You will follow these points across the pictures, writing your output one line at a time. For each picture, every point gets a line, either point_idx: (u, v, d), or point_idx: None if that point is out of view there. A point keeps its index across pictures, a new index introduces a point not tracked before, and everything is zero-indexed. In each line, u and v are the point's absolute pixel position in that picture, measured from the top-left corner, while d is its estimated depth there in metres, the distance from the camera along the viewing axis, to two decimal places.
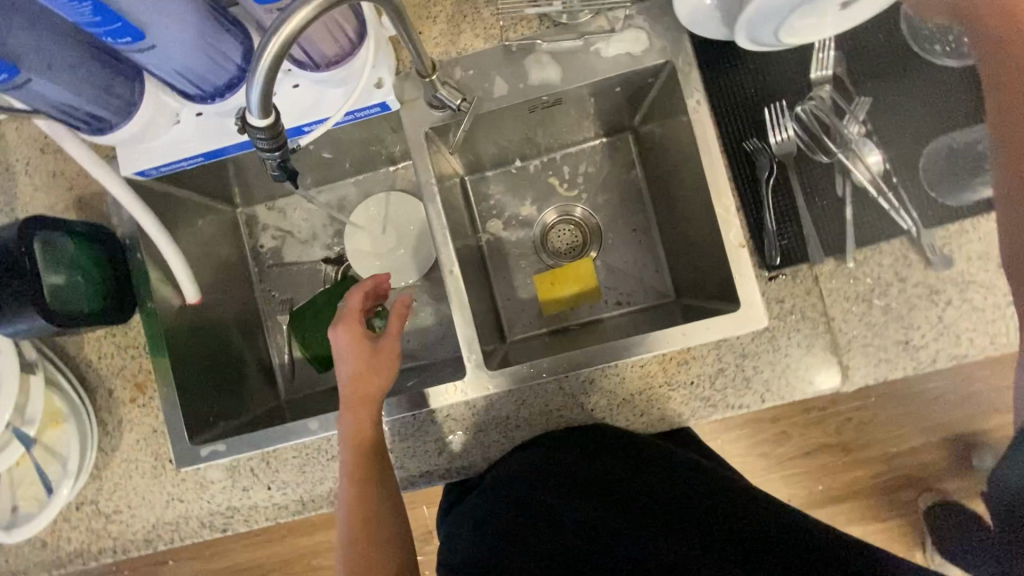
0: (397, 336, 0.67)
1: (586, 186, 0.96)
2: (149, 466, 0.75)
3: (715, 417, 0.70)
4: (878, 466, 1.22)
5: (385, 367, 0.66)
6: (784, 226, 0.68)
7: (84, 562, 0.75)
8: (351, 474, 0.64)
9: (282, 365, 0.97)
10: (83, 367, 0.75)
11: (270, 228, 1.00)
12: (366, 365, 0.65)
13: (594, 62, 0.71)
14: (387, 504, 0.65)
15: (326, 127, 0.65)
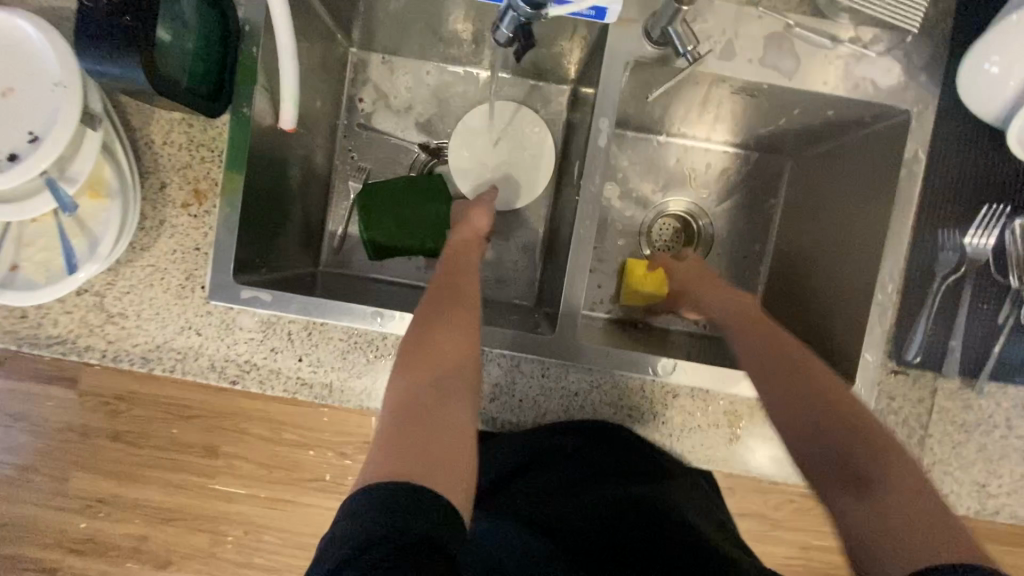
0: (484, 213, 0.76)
1: (718, 192, 0.88)
2: (176, 283, 0.65)
3: (773, 478, 0.67)
4: None
5: (472, 255, 0.68)
6: (934, 326, 0.65)
7: (64, 353, 0.66)
8: (434, 327, 0.55)
9: (332, 233, 0.88)
10: (142, 146, 0.64)
11: (375, 84, 0.88)
12: (453, 252, 0.68)
13: (835, 73, 0.63)
14: (464, 370, 0.53)
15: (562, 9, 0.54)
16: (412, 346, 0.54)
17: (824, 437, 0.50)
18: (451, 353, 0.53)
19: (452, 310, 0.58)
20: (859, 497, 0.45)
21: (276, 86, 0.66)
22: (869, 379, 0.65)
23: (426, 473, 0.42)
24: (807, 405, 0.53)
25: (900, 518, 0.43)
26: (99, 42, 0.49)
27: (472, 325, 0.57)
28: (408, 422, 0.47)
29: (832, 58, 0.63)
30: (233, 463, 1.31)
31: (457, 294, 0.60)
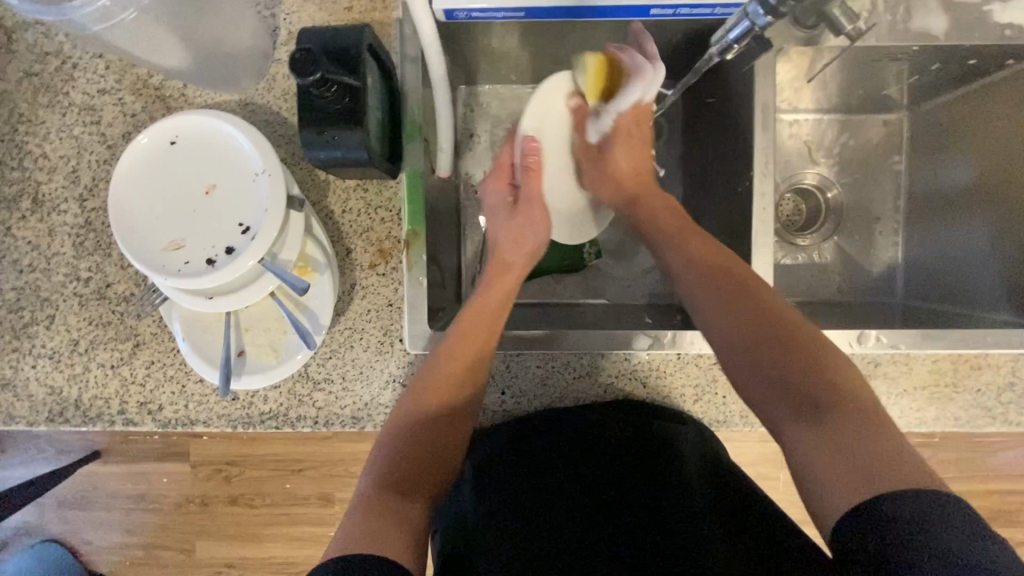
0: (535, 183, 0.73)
1: (837, 160, 0.89)
2: (375, 341, 0.68)
3: (986, 430, 0.67)
4: None
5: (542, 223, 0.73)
6: None
7: (277, 426, 0.69)
8: (433, 387, 0.61)
9: (470, 267, 0.90)
10: (324, 216, 0.66)
11: (486, 116, 0.90)
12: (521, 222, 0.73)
13: (975, 24, 0.66)
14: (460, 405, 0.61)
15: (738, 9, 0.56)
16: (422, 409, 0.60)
17: (787, 381, 0.52)
18: (424, 437, 0.58)
19: (452, 367, 0.62)
20: (813, 424, 0.49)
21: (434, 136, 0.69)
22: None
23: (375, 538, 0.49)
24: (755, 344, 0.55)
25: (834, 461, 0.46)
26: (325, 126, 0.51)
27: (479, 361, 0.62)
28: (376, 497, 0.53)
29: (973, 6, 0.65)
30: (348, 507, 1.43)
31: (463, 355, 0.62)
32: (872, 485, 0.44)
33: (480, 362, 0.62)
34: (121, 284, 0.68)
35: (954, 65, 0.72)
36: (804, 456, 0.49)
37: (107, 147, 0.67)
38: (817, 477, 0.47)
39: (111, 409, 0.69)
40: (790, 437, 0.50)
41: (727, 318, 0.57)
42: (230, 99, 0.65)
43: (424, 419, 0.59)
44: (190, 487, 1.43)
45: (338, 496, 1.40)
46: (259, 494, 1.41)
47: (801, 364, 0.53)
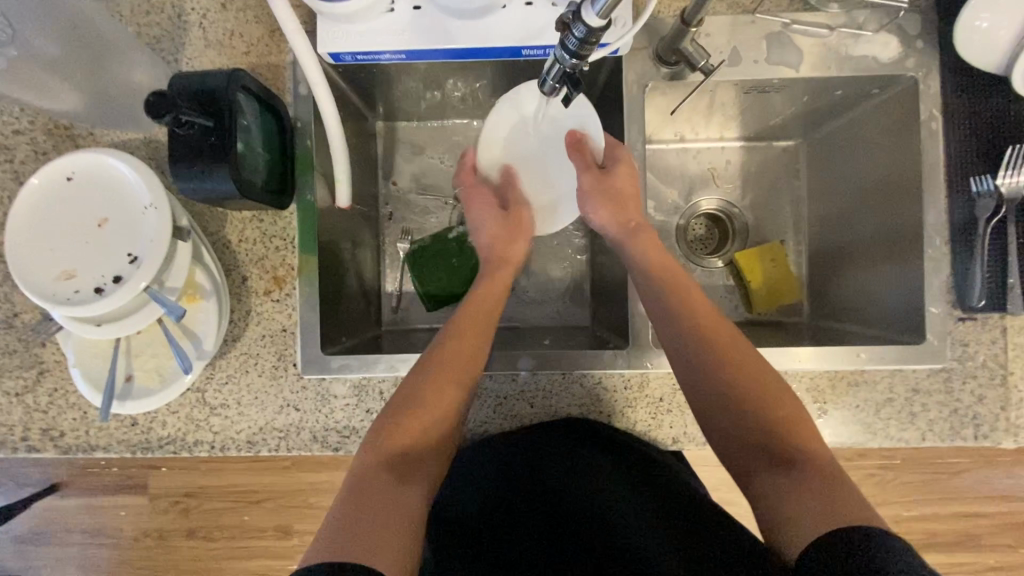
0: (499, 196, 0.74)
1: (741, 185, 0.92)
2: (270, 366, 0.70)
3: (869, 446, 0.68)
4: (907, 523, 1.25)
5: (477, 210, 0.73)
6: (990, 268, 0.67)
7: (174, 451, 0.70)
8: (426, 403, 0.59)
9: (390, 293, 0.92)
10: (220, 246, 0.70)
11: (405, 149, 0.94)
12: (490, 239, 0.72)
13: (834, 58, 0.69)
14: (447, 425, 0.60)
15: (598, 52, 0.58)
16: (408, 427, 0.58)
17: (754, 423, 0.55)
18: (409, 448, 0.57)
19: (443, 380, 0.61)
20: (789, 473, 0.51)
21: (330, 169, 0.72)
22: (936, 330, 0.67)
23: (361, 538, 0.49)
24: (750, 424, 0.55)
25: (801, 498, 0.48)
26: (192, 161, 0.54)
27: (474, 364, 0.63)
28: (367, 490, 0.53)
29: (830, 41, 0.68)
30: (306, 540, 1.43)
31: (462, 372, 0.62)
32: (834, 519, 0.45)
33: (468, 378, 0.62)
34: (28, 313, 0.71)
35: (824, 96, 0.76)
36: (777, 509, 0.49)
37: (19, 184, 0.71)
38: (780, 521, 0.49)
39: (14, 437, 0.71)
40: (763, 481, 0.52)
41: (722, 385, 0.57)
42: (134, 138, 0.69)
43: (410, 433, 0.58)
44: (142, 521, 1.42)
45: (296, 527, 1.41)
46: (218, 526, 1.42)
47: (773, 426, 0.54)
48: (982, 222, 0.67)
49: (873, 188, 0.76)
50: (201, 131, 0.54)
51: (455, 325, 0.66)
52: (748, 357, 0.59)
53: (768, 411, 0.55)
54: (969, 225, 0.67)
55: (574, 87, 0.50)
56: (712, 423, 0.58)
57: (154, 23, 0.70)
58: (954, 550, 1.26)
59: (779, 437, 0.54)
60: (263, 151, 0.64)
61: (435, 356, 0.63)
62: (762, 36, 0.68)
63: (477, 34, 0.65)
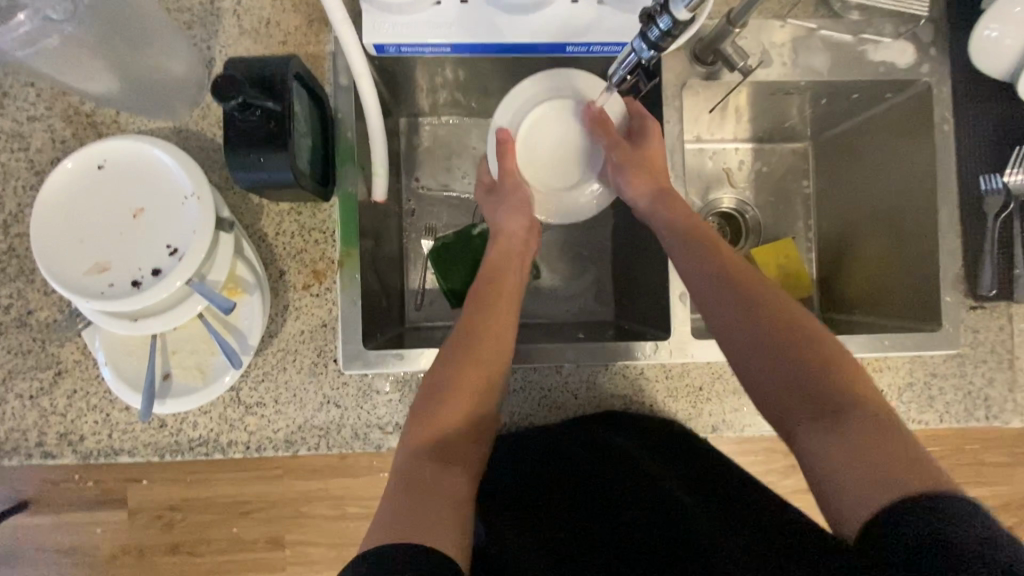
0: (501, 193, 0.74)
1: (755, 184, 0.96)
2: (309, 362, 0.68)
3: None
4: None
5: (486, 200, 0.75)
6: (997, 261, 0.72)
7: (206, 453, 0.67)
8: (460, 387, 0.59)
9: (413, 290, 0.91)
10: (257, 239, 0.68)
11: (427, 145, 0.93)
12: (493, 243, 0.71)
13: (856, 62, 0.73)
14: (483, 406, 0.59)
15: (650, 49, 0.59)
16: (436, 412, 0.57)
17: (796, 376, 0.53)
18: (448, 429, 0.57)
19: (472, 363, 0.60)
20: (836, 433, 0.49)
21: (368, 161, 0.71)
22: (952, 318, 0.71)
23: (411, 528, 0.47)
24: (799, 377, 0.53)
25: (851, 457, 0.47)
26: (250, 148, 0.53)
27: (506, 340, 0.63)
28: (410, 474, 0.53)
29: (852, 47, 0.73)
30: (300, 550, 1.38)
31: (485, 355, 0.61)
32: (887, 482, 0.45)
33: (494, 363, 0.61)
34: (44, 311, 0.67)
35: (841, 99, 0.80)
36: (824, 467, 0.49)
37: (35, 174, 0.67)
38: (832, 486, 0.48)
39: (28, 443, 0.66)
40: (808, 439, 0.51)
41: (767, 346, 0.55)
42: (164, 127, 0.67)
43: (453, 419, 0.57)
44: (122, 538, 1.34)
45: (289, 537, 1.36)
46: (206, 540, 1.35)
47: (820, 378, 0.52)
48: (988, 216, 0.73)
49: (885, 185, 0.81)
50: (260, 119, 0.53)
51: (482, 299, 0.66)
52: (788, 307, 0.57)
53: (810, 361, 0.53)
54: (977, 219, 0.73)
55: (647, 77, 0.52)
56: (752, 381, 0.56)
57: (185, 8, 0.68)
58: None
59: (833, 391, 0.51)
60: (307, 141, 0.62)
61: (462, 341, 0.62)
62: (790, 40, 0.72)
63: (525, 29, 0.66)
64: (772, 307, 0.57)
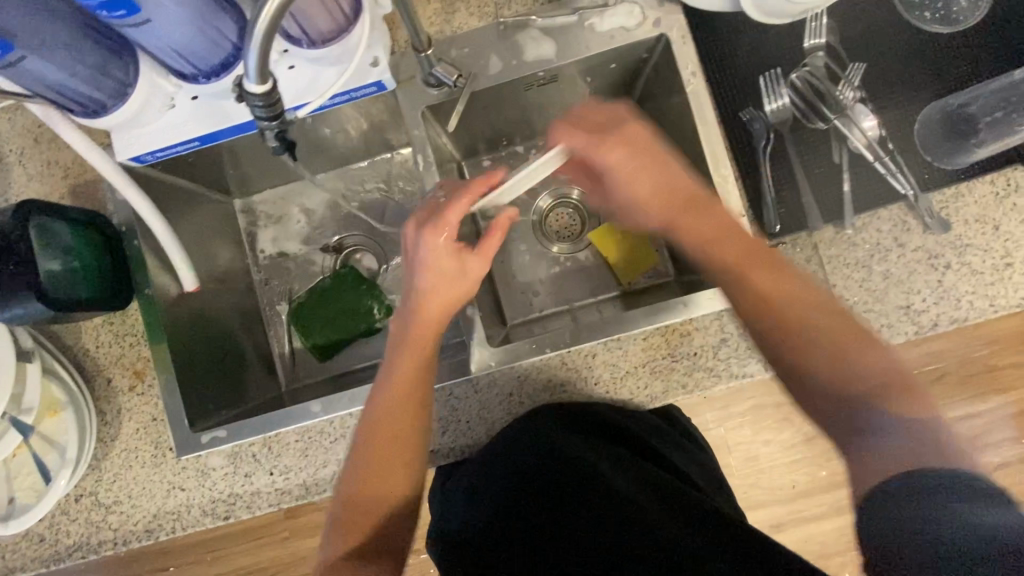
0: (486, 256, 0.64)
1: None
2: (149, 455, 0.74)
3: (717, 389, 0.70)
4: None
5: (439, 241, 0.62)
6: (779, 195, 0.69)
7: (83, 556, 0.74)
8: (370, 479, 0.62)
9: (282, 354, 0.95)
10: (80, 357, 0.74)
11: (266, 216, 0.99)
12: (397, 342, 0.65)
13: (589, 38, 0.72)
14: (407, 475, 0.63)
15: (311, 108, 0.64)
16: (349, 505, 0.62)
17: (854, 390, 0.53)
18: (397, 503, 0.62)
19: (385, 452, 0.62)
20: (875, 437, 0.49)
21: (164, 260, 0.77)
22: None
23: None
24: (875, 382, 0.52)
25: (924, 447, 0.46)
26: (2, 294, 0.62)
27: (411, 404, 0.63)
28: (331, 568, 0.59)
29: (581, 26, 0.72)
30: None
31: (400, 439, 0.62)
32: (891, 465, 0.46)
33: (405, 437, 0.62)
34: None
35: (605, 72, 0.80)
36: (875, 465, 0.47)
37: None
38: (874, 467, 0.47)
39: None
40: (857, 452, 0.50)
41: (789, 350, 0.57)
42: None
43: (367, 510, 0.61)
44: None
45: None
46: None
47: (892, 395, 0.51)
48: (755, 151, 0.70)
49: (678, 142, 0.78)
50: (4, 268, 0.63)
51: (411, 385, 0.63)
52: (794, 295, 0.58)
53: (867, 363, 0.53)
54: (751, 156, 0.70)
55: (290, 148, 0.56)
56: (812, 391, 0.55)
57: None
58: None
59: (867, 400, 0.52)
60: (85, 277, 0.68)
61: (368, 433, 0.62)
62: (514, 38, 0.72)
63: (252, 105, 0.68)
64: (824, 315, 0.57)
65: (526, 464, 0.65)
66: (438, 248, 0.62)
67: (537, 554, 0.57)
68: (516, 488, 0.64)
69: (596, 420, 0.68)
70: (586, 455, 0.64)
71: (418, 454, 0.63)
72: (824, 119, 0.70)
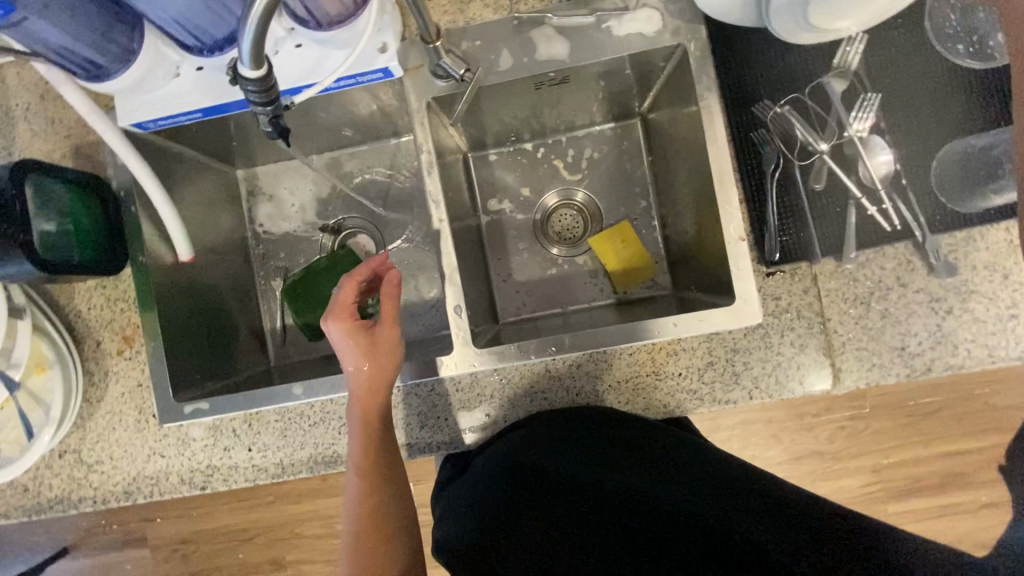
0: (392, 322, 0.66)
1: (590, 170, 0.94)
2: (133, 419, 0.75)
3: (699, 412, 0.69)
4: (870, 471, 1.25)
5: (345, 322, 0.64)
6: (783, 221, 0.68)
7: (64, 510, 0.76)
8: (364, 542, 0.63)
9: (274, 329, 0.95)
10: (71, 317, 0.75)
11: (270, 190, 0.99)
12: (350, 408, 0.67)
13: (605, 41, 0.70)
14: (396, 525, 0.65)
15: (311, 91, 0.63)
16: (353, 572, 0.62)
17: None
18: (401, 559, 0.64)
19: (371, 511, 0.65)
20: None
21: (161, 228, 0.77)
22: (746, 291, 0.66)
23: None
24: None
25: None
26: None
27: (373, 463, 0.66)
28: None
29: (598, 27, 0.70)
30: (299, 568, 1.50)
31: (378, 497, 0.65)
32: None
33: (383, 493, 0.66)
34: None
35: (620, 76, 0.78)
36: None
37: None
38: None
39: None
40: None
41: None
42: None
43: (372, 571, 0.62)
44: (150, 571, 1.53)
45: (288, 558, 1.50)
46: (215, 567, 1.52)
47: None
48: (765, 174, 0.68)
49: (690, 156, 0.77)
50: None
51: (370, 447, 0.66)
52: None
53: None
54: (760, 178, 0.68)
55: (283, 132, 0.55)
56: None
57: None
58: (922, 492, 1.24)
59: None
60: (78, 240, 0.70)
61: (354, 499, 0.65)
62: (527, 35, 0.71)
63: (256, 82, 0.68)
64: None
65: (535, 479, 0.66)
66: (346, 334, 0.64)
67: (564, 568, 0.58)
68: (534, 495, 0.65)
69: (593, 423, 0.67)
70: (619, 454, 0.66)
71: (398, 504, 0.67)
72: (812, 148, 0.68)
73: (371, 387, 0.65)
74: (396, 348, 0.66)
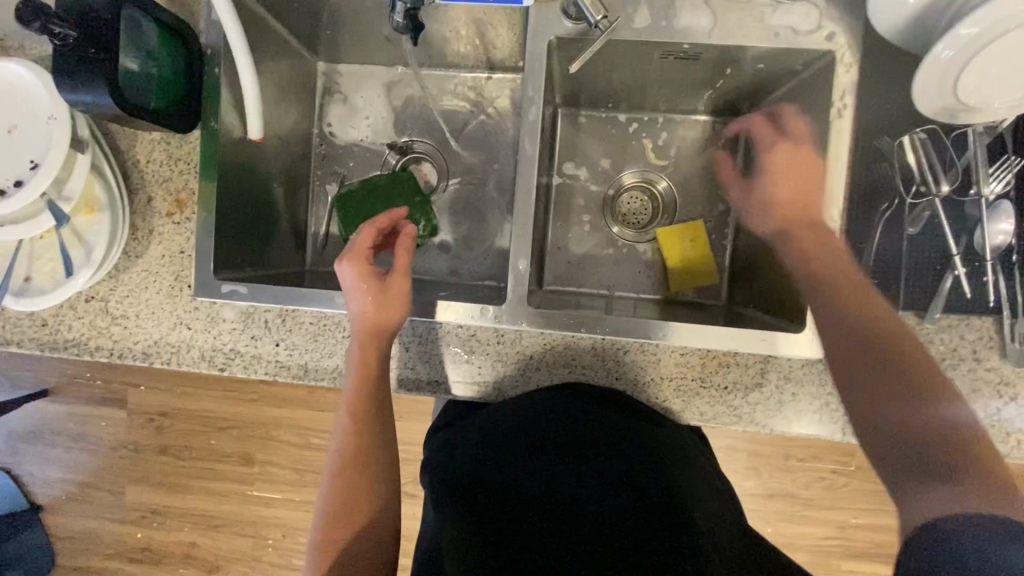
0: (403, 275, 0.65)
1: (675, 159, 0.90)
2: (167, 284, 0.73)
3: (732, 429, 0.68)
4: (844, 529, 1.25)
5: (356, 264, 0.64)
6: (876, 263, 0.65)
7: (78, 353, 0.75)
8: (341, 479, 0.64)
9: (317, 233, 0.93)
10: (128, 165, 0.73)
11: (345, 91, 0.95)
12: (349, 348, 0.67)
13: (750, 26, 0.66)
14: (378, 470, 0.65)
15: None
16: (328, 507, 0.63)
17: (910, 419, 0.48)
18: (380, 498, 0.64)
19: (355, 453, 0.65)
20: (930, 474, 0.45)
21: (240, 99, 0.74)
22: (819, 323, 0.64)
23: None
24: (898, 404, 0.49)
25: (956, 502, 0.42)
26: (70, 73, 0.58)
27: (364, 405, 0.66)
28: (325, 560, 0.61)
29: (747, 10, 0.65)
30: (267, 470, 1.52)
31: (364, 441, 0.65)
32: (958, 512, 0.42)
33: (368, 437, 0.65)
34: None
35: (746, 69, 0.73)
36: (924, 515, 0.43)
37: None
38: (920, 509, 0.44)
39: None
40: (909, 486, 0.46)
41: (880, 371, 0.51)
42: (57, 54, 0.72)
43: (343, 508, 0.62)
44: (123, 432, 1.55)
45: (259, 456, 1.51)
46: (187, 446, 1.54)
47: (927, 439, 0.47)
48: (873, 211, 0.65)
49: None
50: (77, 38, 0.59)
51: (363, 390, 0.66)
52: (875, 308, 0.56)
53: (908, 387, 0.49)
54: (867, 214, 0.65)
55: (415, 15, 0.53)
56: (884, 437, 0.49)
57: None
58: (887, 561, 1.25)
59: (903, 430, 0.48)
60: (158, 87, 0.66)
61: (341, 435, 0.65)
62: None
63: None
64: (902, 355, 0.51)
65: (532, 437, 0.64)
66: (356, 276, 0.64)
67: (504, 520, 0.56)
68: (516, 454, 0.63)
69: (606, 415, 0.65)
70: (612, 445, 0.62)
71: (382, 452, 0.66)
72: (926, 191, 0.64)
73: (373, 329, 0.65)
74: (404, 300, 0.66)
